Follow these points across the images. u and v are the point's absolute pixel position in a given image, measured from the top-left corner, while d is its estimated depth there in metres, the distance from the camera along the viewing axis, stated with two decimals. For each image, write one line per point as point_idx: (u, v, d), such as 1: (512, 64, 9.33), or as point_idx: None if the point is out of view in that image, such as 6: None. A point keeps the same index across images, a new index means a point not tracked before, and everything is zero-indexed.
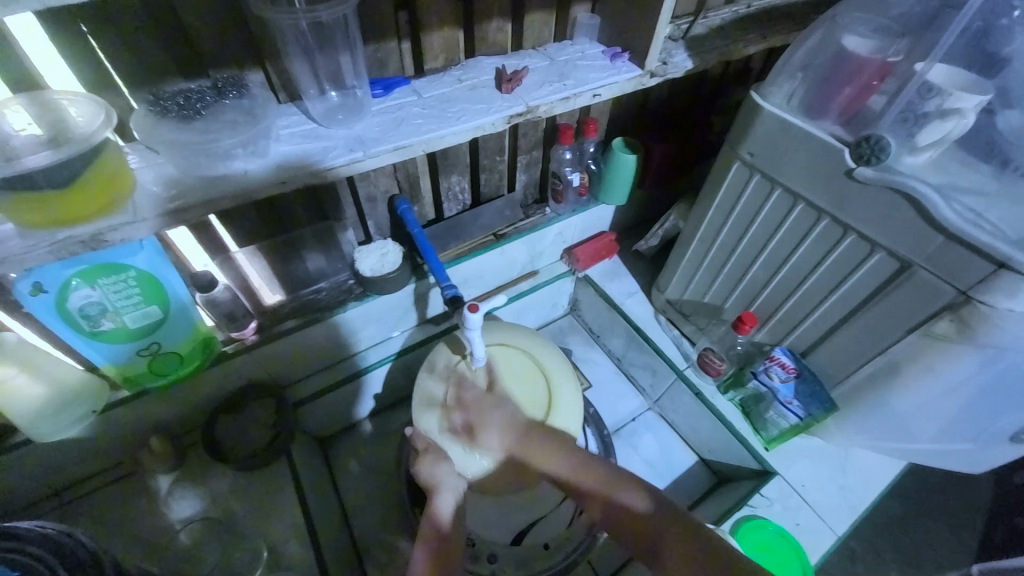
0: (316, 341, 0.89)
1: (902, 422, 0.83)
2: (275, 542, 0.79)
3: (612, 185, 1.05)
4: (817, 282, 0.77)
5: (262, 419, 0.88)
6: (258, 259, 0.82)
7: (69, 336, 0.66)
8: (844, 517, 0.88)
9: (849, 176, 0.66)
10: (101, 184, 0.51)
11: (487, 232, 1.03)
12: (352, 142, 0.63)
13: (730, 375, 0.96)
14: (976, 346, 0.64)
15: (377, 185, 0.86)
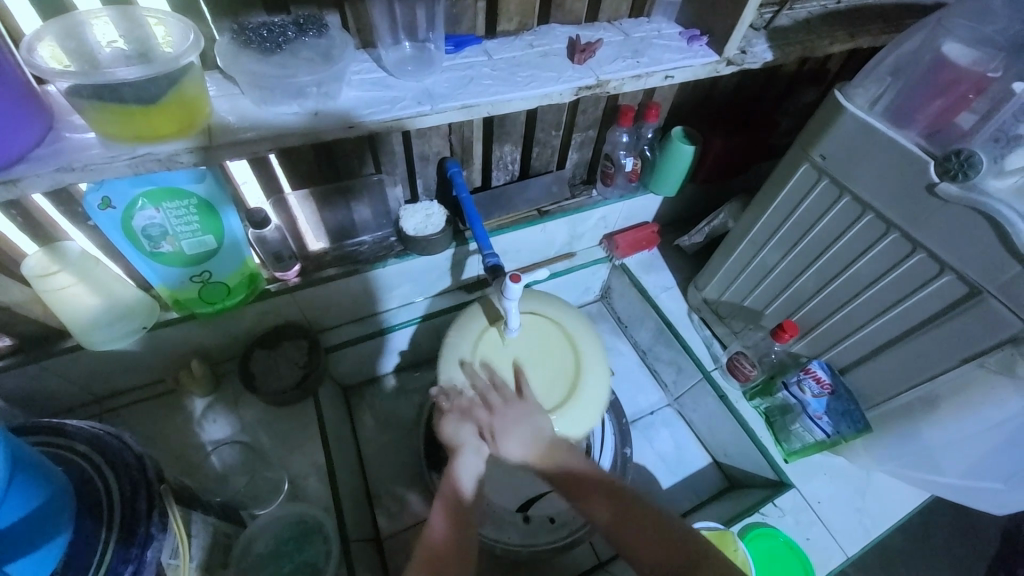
0: (354, 291, 0.91)
1: (931, 450, 0.81)
2: (297, 475, 0.83)
3: (664, 176, 1.02)
4: (872, 298, 0.75)
5: (294, 357, 0.89)
6: (309, 204, 0.83)
7: (131, 253, 0.69)
8: (856, 539, 0.87)
9: (930, 191, 0.63)
10: (182, 107, 0.53)
11: (532, 207, 1.02)
12: (420, 96, 0.63)
13: (759, 382, 0.94)
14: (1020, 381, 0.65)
15: (430, 145, 0.86)
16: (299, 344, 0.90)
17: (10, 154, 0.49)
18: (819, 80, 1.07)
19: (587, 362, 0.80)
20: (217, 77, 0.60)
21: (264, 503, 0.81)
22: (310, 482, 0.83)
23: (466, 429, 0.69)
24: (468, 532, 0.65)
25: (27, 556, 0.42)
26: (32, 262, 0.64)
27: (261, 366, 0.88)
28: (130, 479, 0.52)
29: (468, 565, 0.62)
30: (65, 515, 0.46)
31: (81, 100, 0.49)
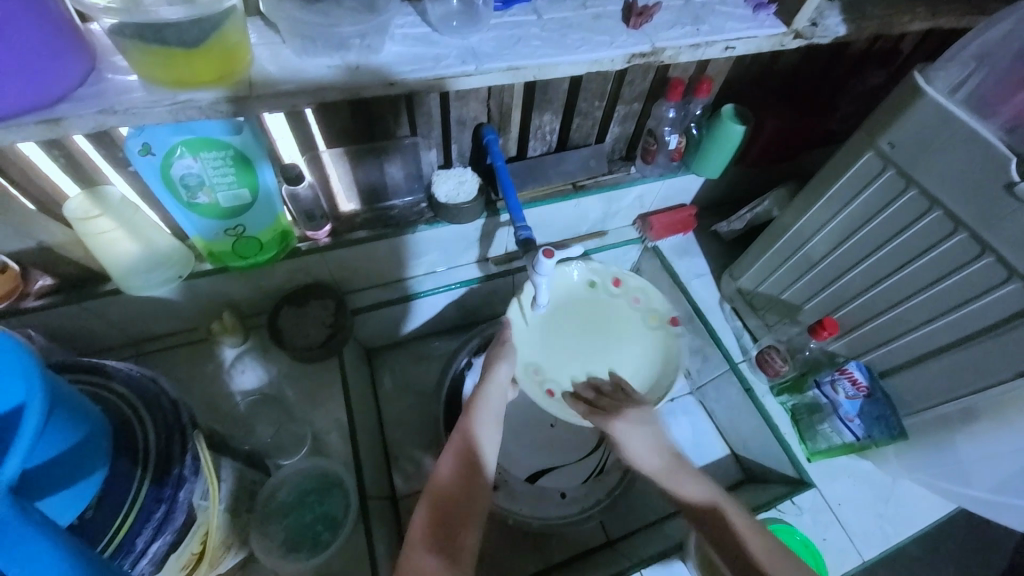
0: (383, 255, 0.91)
1: (964, 462, 0.78)
2: (320, 430, 0.86)
3: (708, 156, 0.97)
4: (925, 301, 0.70)
5: (321, 317, 0.90)
6: (344, 163, 0.82)
7: (169, 202, 0.69)
8: (874, 544, 0.85)
9: (1009, 190, 0.57)
10: (223, 53, 0.51)
11: (567, 180, 0.98)
12: (464, 54, 0.60)
13: (789, 378, 0.91)
14: None
15: (468, 109, 0.82)
16: (325, 303, 0.91)
17: (54, 92, 0.49)
18: (889, 63, 0.98)
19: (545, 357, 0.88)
20: (258, 24, 0.58)
21: (287, 454, 0.84)
22: (331, 439, 0.85)
23: (500, 369, 0.75)
24: (465, 459, 0.63)
25: (66, 489, 0.43)
26: (75, 204, 0.65)
27: (289, 323, 0.89)
28: (164, 425, 0.53)
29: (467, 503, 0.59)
30: (102, 453, 0.47)
31: (124, 40, 0.48)
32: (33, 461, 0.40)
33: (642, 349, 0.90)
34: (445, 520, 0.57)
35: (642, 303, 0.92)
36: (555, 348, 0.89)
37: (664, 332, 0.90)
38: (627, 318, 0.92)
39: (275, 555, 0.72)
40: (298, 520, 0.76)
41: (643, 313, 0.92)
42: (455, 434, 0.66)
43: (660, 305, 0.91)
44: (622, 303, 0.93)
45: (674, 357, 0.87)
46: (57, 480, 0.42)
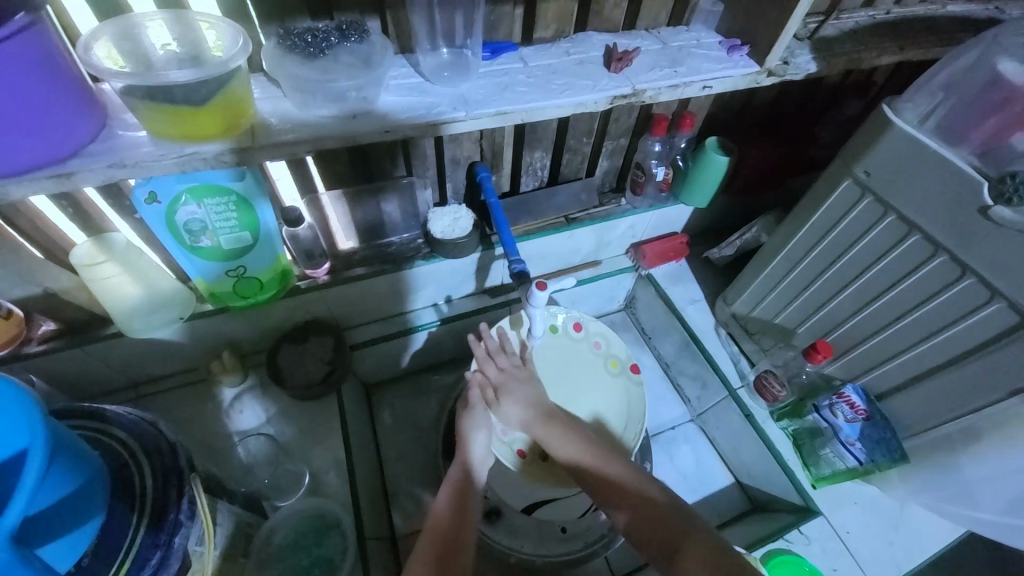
0: (382, 290, 0.92)
1: (972, 484, 0.77)
2: (318, 469, 0.85)
3: (695, 186, 1.00)
4: (913, 323, 0.72)
5: (319, 353, 0.91)
6: (341, 204, 0.84)
7: (173, 246, 0.71)
8: (887, 573, 0.82)
9: (982, 214, 0.60)
10: (227, 108, 0.54)
11: (559, 214, 1.01)
12: (456, 101, 0.63)
13: (788, 403, 0.91)
14: None
15: (462, 149, 0.86)
16: (324, 340, 0.92)
17: (66, 149, 0.51)
18: (862, 94, 1.03)
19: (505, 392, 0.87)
20: (262, 79, 0.62)
21: (285, 495, 0.82)
22: (330, 477, 0.85)
23: (479, 435, 0.77)
24: (466, 510, 0.68)
25: (65, 535, 0.44)
26: (81, 251, 0.67)
27: (288, 360, 0.90)
28: (163, 468, 0.53)
29: (468, 539, 0.65)
30: (100, 499, 0.47)
31: (135, 99, 0.51)
32: (32, 509, 0.40)
33: (606, 396, 0.88)
34: (441, 560, 0.62)
35: (604, 348, 0.93)
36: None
37: (627, 379, 0.90)
38: (589, 364, 0.91)
39: None
40: (295, 564, 0.74)
41: (604, 358, 0.92)
42: (446, 482, 0.72)
43: (618, 351, 0.92)
44: (585, 348, 0.92)
45: (636, 403, 0.88)
46: (56, 526, 0.42)
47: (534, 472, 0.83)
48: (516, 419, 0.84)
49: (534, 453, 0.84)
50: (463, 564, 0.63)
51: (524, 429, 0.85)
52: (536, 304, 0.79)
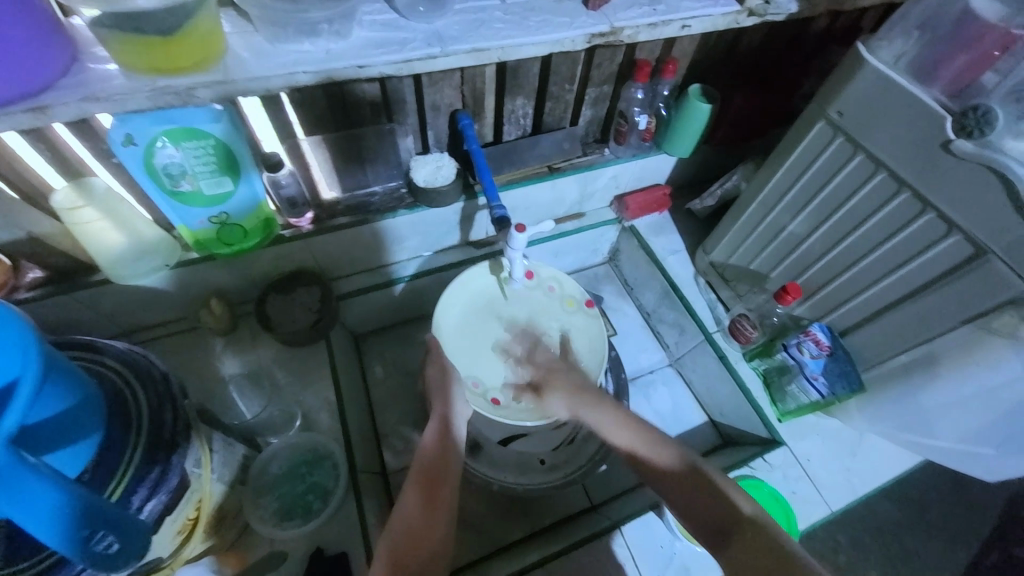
0: (366, 239, 0.94)
1: (924, 411, 0.83)
2: (309, 409, 0.88)
3: (679, 134, 1.01)
4: (877, 260, 0.75)
5: (308, 303, 0.93)
6: (322, 150, 0.84)
7: (153, 192, 0.71)
8: (843, 495, 0.89)
9: (944, 148, 0.61)
10: (199, 40, 0.54)
11: (543, 163, 1.03)
12: (432, 38, 0.63)
13: (760, 344, 0.95)
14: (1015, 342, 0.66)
15: (442, 95, 0.85)
16: (312, 290, 0.94)
17: (39, 81, 0.51)
18: (848, 41, 1.02)
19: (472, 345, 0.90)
20: (230, 14, 0.61)
21: (277, 432, 0.86)
22: (321, 417, 0.88)
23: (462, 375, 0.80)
24: (452, 442, 0.72)
25: (65, 450, 0.46)
26: (60, 196, 0.67)
27: (277, 309, 0.92)
28: (156, 392, 0.57)
29: (453, 474, 0.69)
30: (96, 419, 0.50)
31: (104, 30, 0.51)
32: (29, 424, 0.42)
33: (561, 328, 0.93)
34: (427, 484, 0.66)
35: (558, 289, 0.95)
36: (489, 357, 0.90)
37: (584, 313, 0.94)
38: (546, 309, 0.94)
39: (270, 525, 0.75)
40: (291, 490, 0.78)
41: (560, 299, 0.95)
42: (433, 422, 0.75)
43: (573, 290, 0.96)
44: (538, 294, 0.96)
45: (597, 336, 0.91)
46: (60, 437, 0.45)
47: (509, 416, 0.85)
48: (486, 371, 0.88)
49: (508, 400, 0.86)
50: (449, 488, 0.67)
51: (496, 379, 0.88)
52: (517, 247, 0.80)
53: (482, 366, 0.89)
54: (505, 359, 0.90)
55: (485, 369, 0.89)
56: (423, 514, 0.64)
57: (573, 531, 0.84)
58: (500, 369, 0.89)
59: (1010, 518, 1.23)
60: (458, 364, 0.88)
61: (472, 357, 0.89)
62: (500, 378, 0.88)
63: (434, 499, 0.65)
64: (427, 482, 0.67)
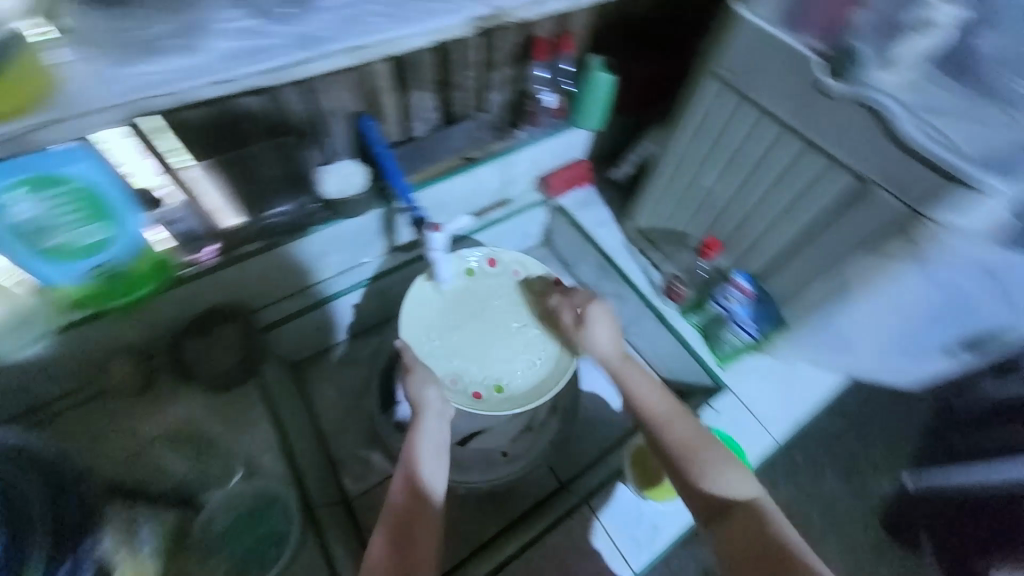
0: (285, 262, 0.89)
1: (847, 338, 0.88)
2: (248, 455, 0.85)
3: (586, 107, 1.02)
4: (781, 204, 0.78)
5: (231, 342, 0.86)
6: (213, 174, 0.76)
7: (17, 257, 0.60)
8: (784, 425, 0.95)
9: (823, 93, 0.65)
10: (17, 78, 0.46)
11: (458, 155, 0.99)
12: (303, 40, 0.57)
13: (693, 298, 1.01)
14: (915, 262, 0.68)
15: (336, 99, 0.80)
16: (230, 329, 0.86)
17: None
18: None
19: (450, 341, 0.88)
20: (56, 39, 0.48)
21: (212, 487, 0.81)
22: (265, 460, 0.85)
23: (430, 395, 0.75)
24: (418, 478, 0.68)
25: None
26: None
27: (194, 354, 0.85)
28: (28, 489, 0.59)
29: (424, 511, 0.66)
30: None
31: None
32: None
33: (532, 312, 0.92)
34: (396, 528, 0.65)
35: (523, 273, 0.94)
36: (465, 353, 0.88)
37: (552, 294, 0.93)
38: (515, 293, 0.93)
39: None
40: (239, 546, 0.76)
41: (527, 283, 0.94)
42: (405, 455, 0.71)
43: (537, 271, 0.95)
44: (503, 281, 0.94)
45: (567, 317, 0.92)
46: None
47: (494, 406, 0.84)
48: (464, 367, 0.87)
49: (491, 392, 0.85)
50: (420, 529, 0.65)
51: (475, 373, 0.86)
52: (435, 248, 0.86)
53: (459, 362, 0.87)
54: (481, 352, 0.88)
55: (463, 365, 0.87)
56: (398, 560, 0.62)
57: (545, 515, 0.85)
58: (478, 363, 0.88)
59: (944, 413, 1.34)
60: (435, 365, 0.86)
61: (449, 356, 0.87)
62: (480, 371, 0.87)
63: (400, 538, 0.64)
64: (395, 528, 0.65)
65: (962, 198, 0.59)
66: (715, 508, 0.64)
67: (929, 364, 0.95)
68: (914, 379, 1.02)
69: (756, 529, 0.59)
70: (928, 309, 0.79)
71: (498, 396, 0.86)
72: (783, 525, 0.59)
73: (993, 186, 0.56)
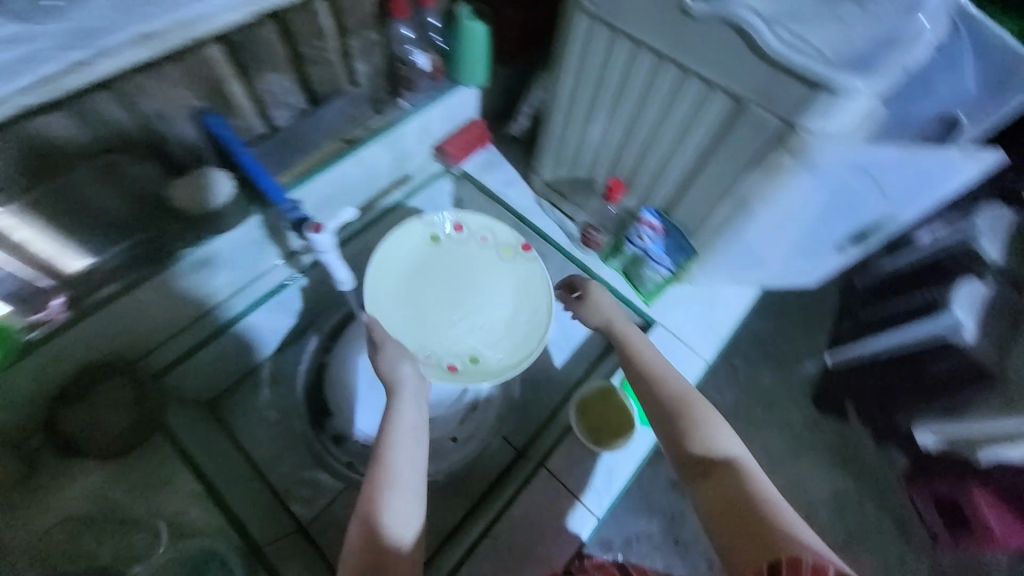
0: (157, 300, 0.77)
1: (757, 253, 0.91)
2: (172, 513, 0.74)
3: (465, 60, 0.92)
4: (671, 134, 0.78)
5: (123, 399, 0.76)
6: (30, 217, 0.65)
7: None
8: (711, 344, 1.00)
9: (687, 15, 0.63)
10: None
11: (335, 138, 0.88)
12: (69, 37, 0.51)
13: (611, 244, 1.00)
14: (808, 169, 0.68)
15: (167, 99, 0.69)
16: (119, 382, 0.76)
17: None
18: None
19: (420, 315, 0.90)
20: None
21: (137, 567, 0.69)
22: (192, 512, 0.74)
23: (406, 371, 0.76)
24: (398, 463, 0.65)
25: None
26: None
27: (78, 423, 0.74)
28: None
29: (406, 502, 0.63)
30: None
31: None
32: None
33: (501, 280, 0.93)
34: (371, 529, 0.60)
35: (489, 239, 0.94)
36: (436, 326, 0.90)
37: (522, 259, 0.93)
38: (480, 260, 0.94)
39: None
40: None
41: (495, 248, 0.94)
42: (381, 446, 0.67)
43: (506, 236, 0.95)
44: (470, 247, 0.94)
45: (536, 277, 0.92)
46: None
47: (471, 377, 0.86)
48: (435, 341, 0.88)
49: (466, 363, 0.88)
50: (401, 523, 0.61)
51: (448, 346, 0.88)
52: (325, 248, 0.76)
53: (430, 335, 0.89)
54: (452, 325, 0.90)
55: (434, 338, 0.89)
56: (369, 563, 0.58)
57: (505, 487, 0.86)
58: (452, 337, 0.90)
59: (847, 289, 1.49)
60: (406, 340, 0.87)
61: (420, 330, 0.89)
62: (453, 343, 0.89)
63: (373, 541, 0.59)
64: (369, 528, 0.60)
65: (826, 103, 0.59)
66: (698, 463, 0.62)
67: (829, 261, 1.01)
68: (818, 277, 1.09)
69: (737, 485, 0.58)
70: (819, 212, 0.81)
71: (473, 366, 0.88)
72: (759, 478, 0.59)
73: (854, 87, 0.57)
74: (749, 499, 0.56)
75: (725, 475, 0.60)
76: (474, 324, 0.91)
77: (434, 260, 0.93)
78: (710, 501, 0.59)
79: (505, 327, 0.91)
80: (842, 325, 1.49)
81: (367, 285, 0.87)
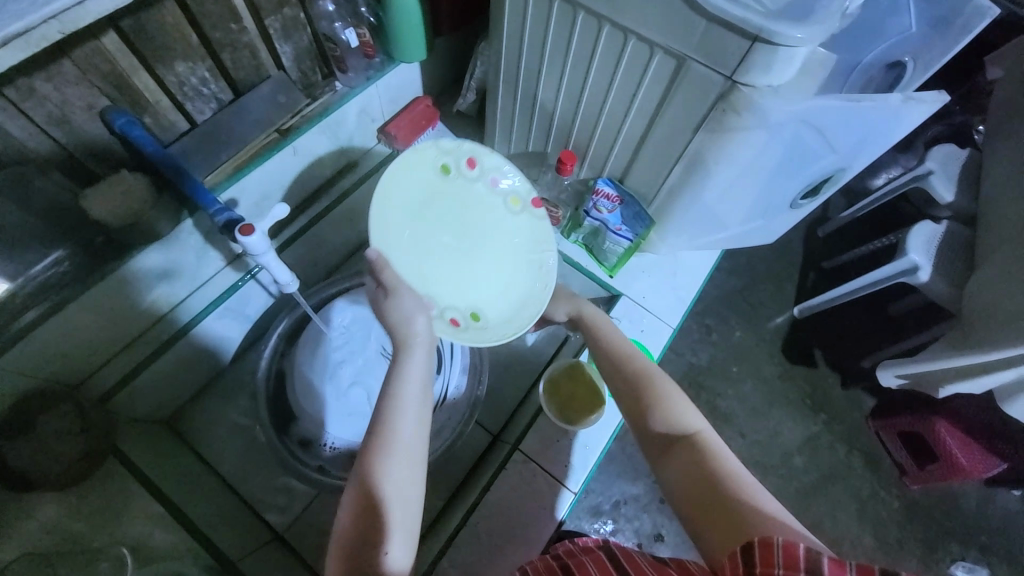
0: (88, 322, 0.72)
1: (715, 216, 0.89)
2: (128, 541, 0.65)
3: (402, 39, 0.89)
4: (617, 98, 0.75)
5: (68, 428, 0.71)
6: None
7: None
8: (677, 310, 1.00)
9: None
10: None
11: (268, 129, 0.81)
12: None
13: (569, 218, 0.99)
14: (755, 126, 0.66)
15: (61, 102, 0.62)
16: (62, 411, 0.71)
17: None
18: None
19: (422, 256, 0.77)
20: None
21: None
22: (154, 538, 0.67)
23: (420, 322, 0.67)
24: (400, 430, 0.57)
25: None
26: None
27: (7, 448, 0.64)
28: None
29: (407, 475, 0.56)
30: None
31: None
32: None
33: (509, 234, 0.84)
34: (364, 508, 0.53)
35: (500, 184, 0.84)
36: (437, 274, 0.78)
37: (529, 214, 0.84)
38: (487, 207, 0.83)
39: None
40: None
41: (503, 196, 0.84)
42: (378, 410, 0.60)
43: (519, 184, 0.84)
44: (477, 188, 0.83)
45: (543, 235, 0.84)
46: None
47: (475, 337, 0.75)
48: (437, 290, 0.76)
49: (468, 319, 0.77)
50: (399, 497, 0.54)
51: (450, 298, 0.77)
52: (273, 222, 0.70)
53: (431, 282, 0.76)
54: (455, 277, 0.79)
55: (436, 287, 0.76)
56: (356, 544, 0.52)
57: (481, 474, 0.85)
58: (457, 285, 0.79)
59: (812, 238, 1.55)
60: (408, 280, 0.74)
61: (420, 274, 0.76)
62: (455, 296, 0.78)
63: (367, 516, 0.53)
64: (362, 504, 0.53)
65: (766, 57, 0.56)
66: (667, 446, 0.60)
67: (786, 220, 1.00)
68: (776, 237, 1.08)
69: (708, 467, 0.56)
70: (772, 168, 0.79)
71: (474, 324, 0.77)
72: (725, 460, 0.57)
73: (793, 39, 0.54)
74: (717, 481, 0.54)
75: (691, 458, 0.58)
76: (477, 277, 0.81)
77: (438, 195, 0.80)
78: (677, 483, 0.57)
79: (512, 286, 0.82)
80: (807, 276, 1.53)
81: (372, 214, 0.72)
